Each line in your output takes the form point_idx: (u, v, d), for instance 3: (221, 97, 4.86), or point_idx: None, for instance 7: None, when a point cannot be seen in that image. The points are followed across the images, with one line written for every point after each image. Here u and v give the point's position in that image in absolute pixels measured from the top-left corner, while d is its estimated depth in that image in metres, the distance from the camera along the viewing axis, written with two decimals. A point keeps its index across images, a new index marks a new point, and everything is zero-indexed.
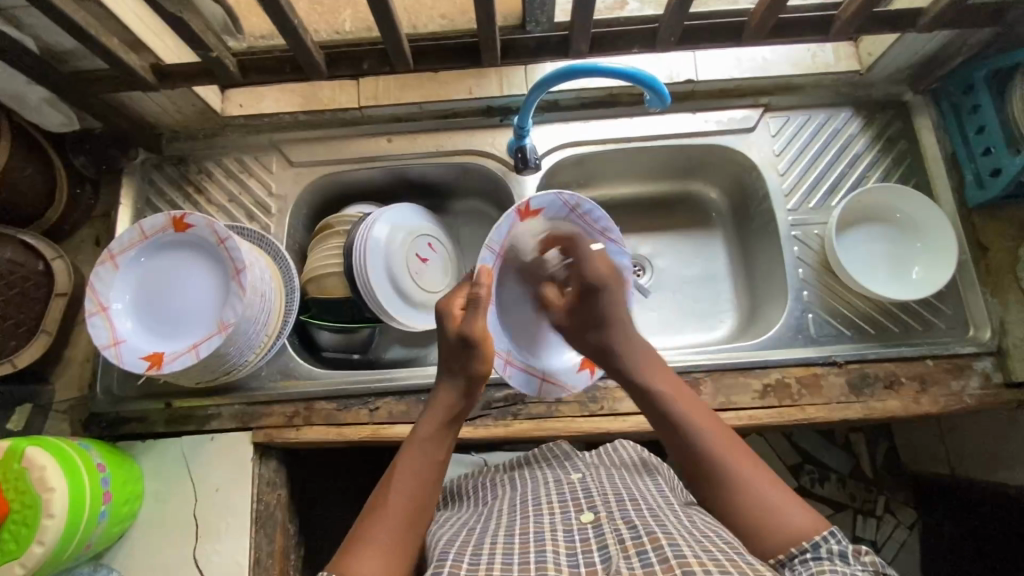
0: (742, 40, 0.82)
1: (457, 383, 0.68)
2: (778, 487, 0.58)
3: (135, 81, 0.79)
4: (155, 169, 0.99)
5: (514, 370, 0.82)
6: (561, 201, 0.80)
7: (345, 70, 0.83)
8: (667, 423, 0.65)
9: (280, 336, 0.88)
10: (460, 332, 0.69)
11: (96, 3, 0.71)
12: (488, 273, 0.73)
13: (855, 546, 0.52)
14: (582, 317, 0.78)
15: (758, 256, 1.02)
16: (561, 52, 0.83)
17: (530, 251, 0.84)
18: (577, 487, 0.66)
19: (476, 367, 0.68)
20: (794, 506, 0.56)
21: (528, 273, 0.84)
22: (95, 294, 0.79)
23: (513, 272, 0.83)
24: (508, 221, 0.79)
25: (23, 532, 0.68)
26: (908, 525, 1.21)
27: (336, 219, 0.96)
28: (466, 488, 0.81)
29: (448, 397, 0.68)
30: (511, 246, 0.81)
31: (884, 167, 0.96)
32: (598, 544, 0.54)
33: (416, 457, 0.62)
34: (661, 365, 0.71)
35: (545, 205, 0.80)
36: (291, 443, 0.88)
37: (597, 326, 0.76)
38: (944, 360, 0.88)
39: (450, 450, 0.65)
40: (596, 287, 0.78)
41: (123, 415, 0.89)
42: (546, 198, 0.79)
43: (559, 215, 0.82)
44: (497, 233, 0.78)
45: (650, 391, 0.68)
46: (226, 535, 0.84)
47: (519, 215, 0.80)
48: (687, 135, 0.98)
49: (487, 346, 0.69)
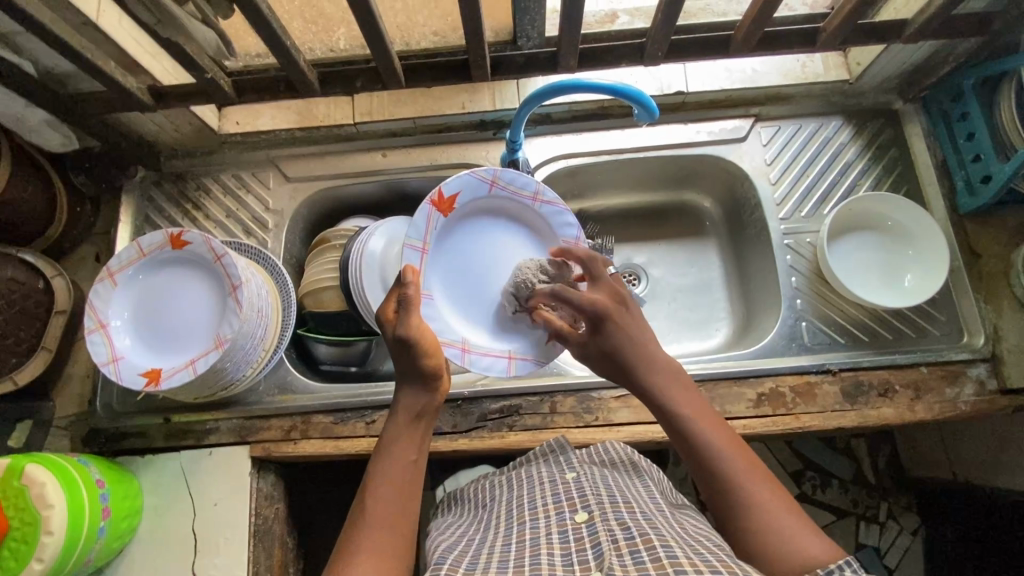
0: (729, 53, 0.83)
1: (411, 384, 0.68)
2: (795, 514, 0.57)
3: (132, 102, 0.80)
4: (154, 186, 1.00)
5: (473, 355, 0.83)
6: (476, 179, 0.84)
7: (339, 88, 0.84)
8: (686, 439, 0.63)
9: (277, 350, 0.89)
10: (397, 333, 0.67)
11: (93, 28, 0.72)
12: (413, 271, 0.70)
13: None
14: (596, 348, 0.72)
15: (752, 264, 1.02)
16: (550, 68, 0.85)
17: (461, 233, 0.87)
18: (571, 486, 0.66)
19: (423, 363, 0.68)
20: (807, 531, 0.55)
21: (468, 253, 0.87)
22: (94, 312, 0.80)
23: (450, 253, 0.86)
24: (427, 214, 0.83)
25: (22, 549, 0.68)
26: (911, 531, 1.20)
27: (333, 234, 0.97)
28: (468, 492, 0.82)
29: (408, 400, 0.68)
30: (439, 235, 0.85)
31: (875, 175, 0.97)
32: (591, 540, 0.54)
33: (389, 462, 0.63)
34: (683, 378, 0.68)
35: (459, 188, 0.84)
36: (289, 456, 0.88)
37: (607, 354, 0.71)
38: (939, 367, 0.88)
39: (422, 449, 0.66)
40: (600, 319, 0.71)
41: (123, 430, 0.90)
42: (459, 181, 0.83)
43: (480, 195, 0.86)
44: (416, 230, 0.82)
45: (667, 406, 0.66)
46: (224, 549, 0.84)
47: (435, 206, 0.83)
48: (678, 146, 0.99)
49: (427, 339, 0.68)
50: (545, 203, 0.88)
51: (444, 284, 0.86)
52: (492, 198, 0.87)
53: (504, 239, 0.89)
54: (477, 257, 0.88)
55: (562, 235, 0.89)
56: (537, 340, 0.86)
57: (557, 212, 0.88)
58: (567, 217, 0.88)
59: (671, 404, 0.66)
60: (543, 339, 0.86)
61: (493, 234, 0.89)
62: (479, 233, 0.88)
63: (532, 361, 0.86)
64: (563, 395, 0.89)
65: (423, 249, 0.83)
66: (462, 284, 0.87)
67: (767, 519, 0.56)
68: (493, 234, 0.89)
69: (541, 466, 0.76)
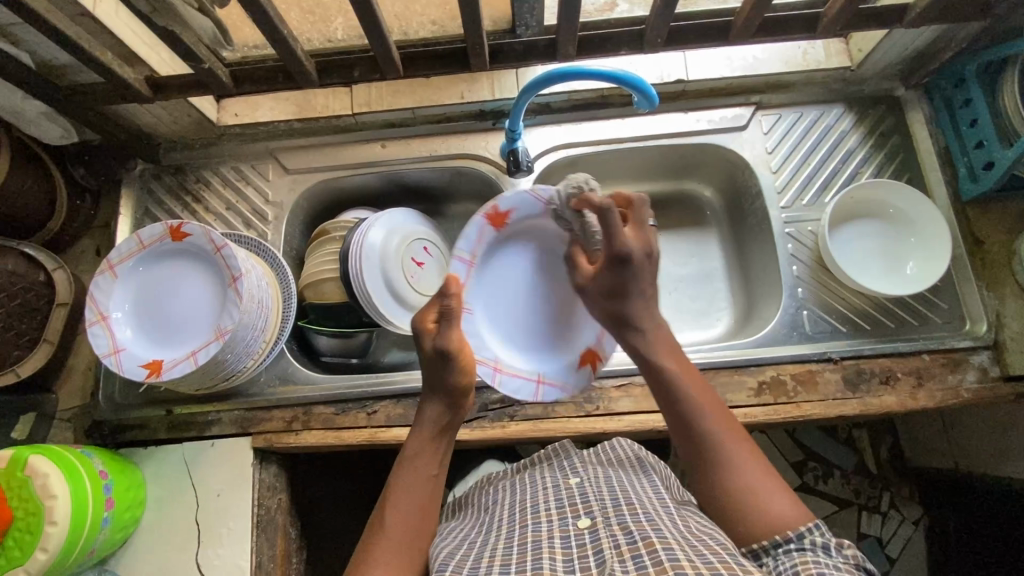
0: (730, 39, 0.82)
1: (438, 396, 0.68)
2: (772, 478, 0.59)
3: (130, 94, 0.80)
4: (154, 179, 1.00)
5: (504, 376, 0.86)
6: (532, 198, 0.88)
7: (336, 78, 0.84)
8: (675, 402, 0.65)
9: (278, 342, 0.89)
10: (438, 345, 0.68)
11: (90, 18, 0.72)
12: (455, 280, 0.70)
13: (840, 540, 0.53)
14: (608, 285, 0.72)
15: (753, 253, 1.02)
16: (549, 55, 0.84)
17: (510, 251, 0.91)
18: (574, 491, 0.67)
19: (453, 379, 0.68)
20: (785, 499, 0.58)
21: (517, 274, 0.91)
22: (95, 304, 0.80)
23: (497, 272, 0.90)
24: (478, 227, 0.87)
25: (26, 539, 0.69)
26: (913, 521, 1.20)
27: (332, 225, 0.97)
28: (474, 498, 0.82)
29: (435, 413, 0.68)
30: (488, 250, 0.89)
31: (877, 163, 0.96)
32: (593, 548, 0.54)
33: (410, 476, 0.63)
34: (670, 340, 0.71)
35: (514, 205, 0.88)
36: (291, 447, 0.89)
37: (618, 295, 0.71)
38: (940, 354, 0.87)
39: (443, 464, 0.66)
40: (623, 259, 0.69)
41: (125, 422, 0.90)
42: (515, 199, 0.87)
43: (533, 213, 0.89)
44: (466, 242, 0.86)
45: (654, 362, 0.68)
46: (227, 539, 0.85)
47: (489, 220, 0.87)
48: (678, 134, 0.98)
49: (463, 357, 0.69)
50: None
51: (488, 300, 0.90)
52: (544, 219, 0.91)
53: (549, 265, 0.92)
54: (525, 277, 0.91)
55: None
56: (568, 369, 0.88)
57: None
58: None
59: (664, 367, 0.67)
60: (573, 367, 0.88)
61: (545, 264, 0.92)
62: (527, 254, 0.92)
63: (558, 387, 0.87)
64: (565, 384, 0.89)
65: (470, 262, 0.87)
66: (504, 305, 0.90)
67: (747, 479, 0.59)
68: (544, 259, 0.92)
69: (546, 471, 0.77)
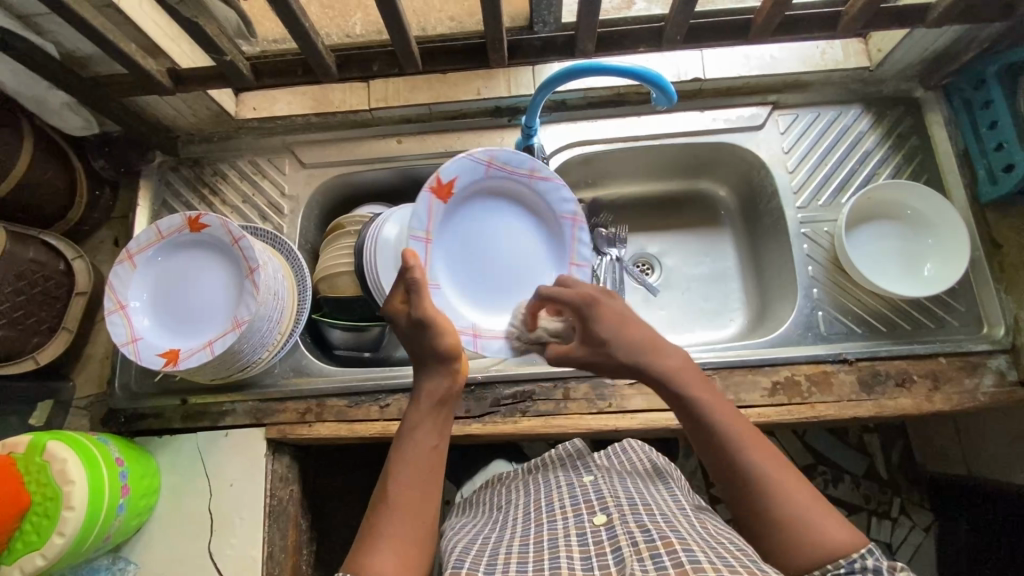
0: (749, 37, 0.82)
1: (432, 368, 0.68)
2: (817, 501, 0.57)
3: (152, 85, 0.81)
4: (172, 171, 1.01)
5: (485, 342, 0.84)
6: (471, 163, 0.82)
7: (355, 72, 0.84)
8: (709, 432, 0.62)
9: (293, 333, 0.90)
10: (413, 318, 0.67)
11: (115, 10, 0.73)
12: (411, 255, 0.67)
13: (892, 562, 0.51)
14: (599, 339, 0.70)
15: (768, 253, 1.01)
16: (567, 52, 0.84)
17: (464, 214, 0.86)
18: (588, 489, 0.67)
19: (441, 345, 0.67)
20: (833, 520, 0.55)
21: (474, 231, 0.87)
22: (113, 292, 0.81)
23: (452, 232, 0.86)
24: (426, 204, 0.81)
25: (43, 523, 0.70)
26: (924, 527, 1.19)
27: (348, 219, 0.98)
28: (485, 496, 0.82)
29: (430, 385, 0.67)
30: (439, 223, 0.84)
31: (895, 164, 0.96)
32: (611, 545, 0.54)
33: (409, 450, 0.62)
34: (694, 368, 0.68)
35: (456, 172, 0.82)
36: (304, 439, 0.89)
37: (601, 345, 0.69)
38: (957, 357, 0.87)
39: (445, 435, 0.65)
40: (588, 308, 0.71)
41: (141, 411, 0.91)
42: (455, 168, 0.81)
43: (475, 177, 0.84)
44: (416, 221, 0.81)
45: (684, 395, 0.64)
46: (240, 529, 0.85)
47: (434, 194, 0.81)
48: (694, 133, 0.98)
49: (442, 323, 0.67)
50: (543, 179, 0.86)
51: (453, 265, 0.86)
52: (488, 181, 0.85)
53: (506, 219, 0.88)
54: (482, 232, 0.87)
55: (561, 210, 0.88)
56: None
57: (554, 189, 0.86)
58: (565, 193, 0.86)
59: (691, 395, 0.64)
60: None
61: (500, 217, 0.88)
62: (481, 213, 0.87)
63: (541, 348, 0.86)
64: (577, 381, 0.89)
65: (426, 238, 0.82)
66: (470, 265, 0.87)
67: (788, 506, 0.56)
68: (497, 214, 0.88)
69: (558, 470, 0.77)
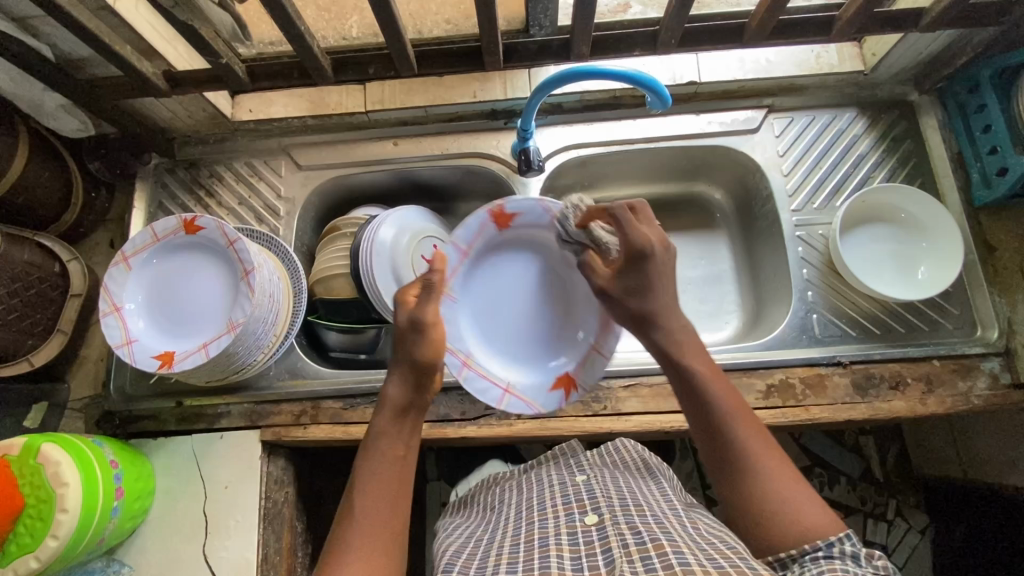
0: (744, 41, 0.82)
1: (401, 372, 0.66)
2: (797, 482, 0.58)
3: (148, 87, 0.81)
4: (167, 173, 1.01)
5: (471, 373, 0.81)
6: (539, 208, 0.83)
7: (351, 75, 0.84)
8: (701, 401, 0.62)
9: (289, 335, 0.90)
10: (410, 315, 0.67)
11: (110, 12, 0.73)
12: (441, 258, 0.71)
13: (869, 549, 0.52)
14: (632, 281, 0.69)
15: (764, 255, 1.02)
16: (563, 55, 0.84)
17: (507, 259, 0.86)
18: (581, 489, 0.67)
19: (418, 355, 0.66)
20: (811, 504, 0.56)
21: (512, 281, 0.86)
22: (108, 294, 0.81)
23: (490, 270, 0.86)
24: (481, 221, 0.82)
25: (38, 526, 0.69)
26: (919, 529, 1.19)
27: (343, 222, 0.98)
28: (478, 497, 0.82)
29: (397, 390, 0.66)
30: (482, 249, 0.84)
31: (889, 167, 0.96)
32: (602, 546, 0.54)
33: (376, 462, 0.62)
34: (696, 338, 0.67)
35: (522, 210, 0.83)
36: (300, 441, 0.89)
37: (638, 293, 0.69)
38: (951, 360, 0.87)
39: (412, 443, 0.65)
40: (641, 254, 0.68)
41: (135, 413, 0.91)
42: (524, 204, 0.82)
43: (536, 225, 0.85)
44: (464, 232, 0.82)
45: (682, 365, 0.65)
46: (234, 531, 0.85)
47: (491, 218, 0.83)
48: (689, 136, 0.98)
49: (436, 331, 0.67)
50: None
51: (478, 300, 0.85)
52: (544, 233, 0.86)
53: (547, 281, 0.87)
54: (517, 286, 0.87)
55: None
56: (539, 386, 0.83)
57: None
58: None
59: (686, 364, 0.65)
60: (547, 388, 0.83)
61: (547, 275, 0.87)
62: (526, 267, 0.87)
63: (523, 402, 0.82)
64: None
65: (463, 253, 0.83)
66: (493, 310, 0.86)
67: (761, 480, 0.57)
68: (540, 274, 0.87)
69: (554, 470, 0.77)
